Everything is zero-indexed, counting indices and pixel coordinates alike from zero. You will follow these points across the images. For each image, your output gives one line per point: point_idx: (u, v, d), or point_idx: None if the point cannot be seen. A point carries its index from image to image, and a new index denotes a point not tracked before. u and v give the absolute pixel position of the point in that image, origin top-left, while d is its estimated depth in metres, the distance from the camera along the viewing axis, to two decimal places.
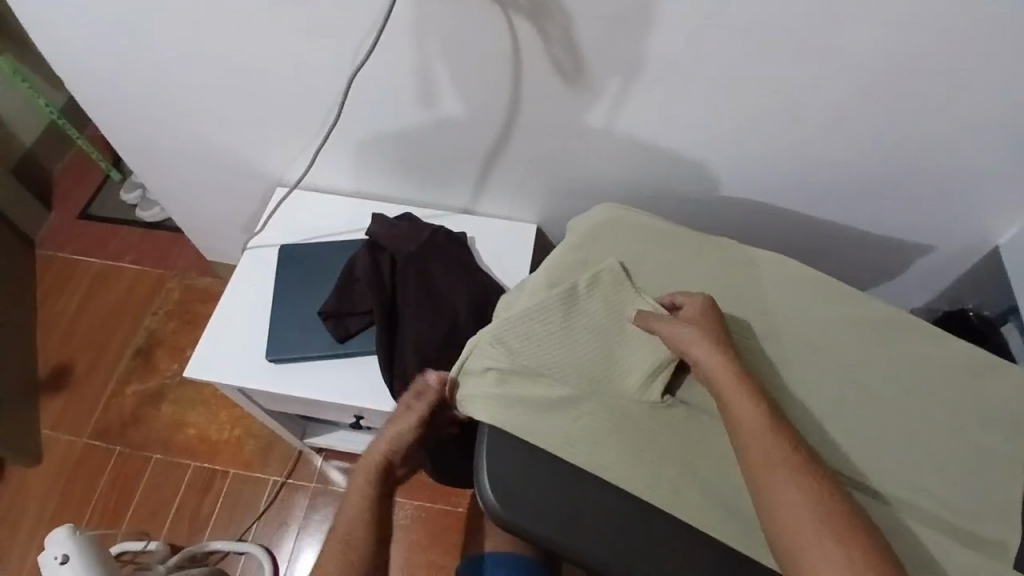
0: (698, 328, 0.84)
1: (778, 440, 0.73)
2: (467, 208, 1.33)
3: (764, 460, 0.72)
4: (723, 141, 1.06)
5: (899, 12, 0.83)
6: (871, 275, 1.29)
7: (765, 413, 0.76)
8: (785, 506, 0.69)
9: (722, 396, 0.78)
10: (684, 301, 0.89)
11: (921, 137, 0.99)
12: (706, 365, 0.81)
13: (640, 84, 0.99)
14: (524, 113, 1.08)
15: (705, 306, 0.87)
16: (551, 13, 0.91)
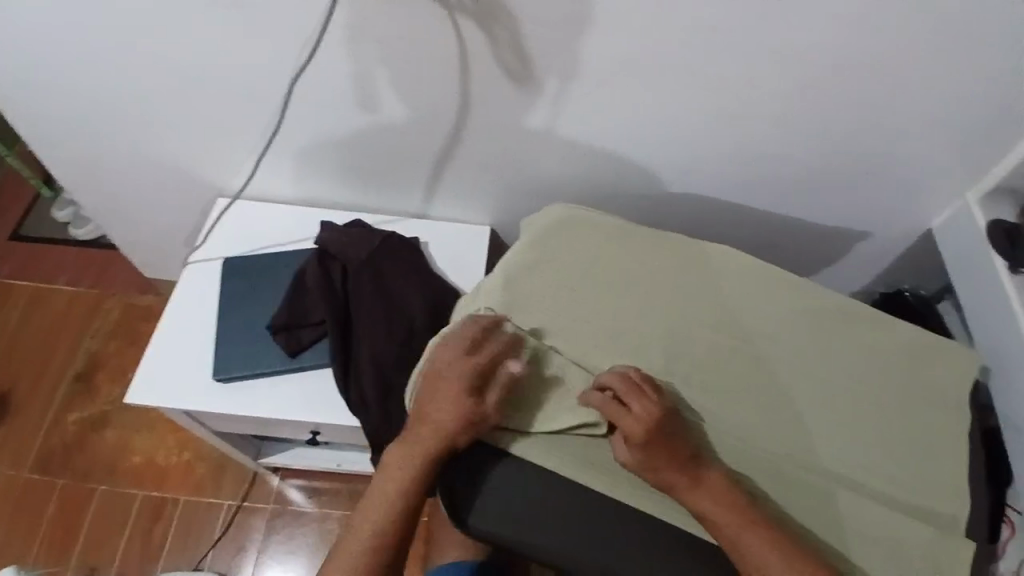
0: (643, 446, 0.79)
1: (747, 518, 0.77)
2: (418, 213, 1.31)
3: (734, 539, 0.76)
4: (670, 140, 1.08)
5: (833, 10, 0.86)
6: (816, 264, 1.33)
7: (726, 497, 0.78)
8: (759, 565, 0.74)
9: (683, 496, 0.78)
10: (620, 419, 0.80)
11: (857, 128, 1.02)
12: (656, 479, 0.79)
13: (589, 87, 1.00)
14: (473, 115, 1.07)
15: (644, 432, 0.79)
16: (497, 18, 0.90)
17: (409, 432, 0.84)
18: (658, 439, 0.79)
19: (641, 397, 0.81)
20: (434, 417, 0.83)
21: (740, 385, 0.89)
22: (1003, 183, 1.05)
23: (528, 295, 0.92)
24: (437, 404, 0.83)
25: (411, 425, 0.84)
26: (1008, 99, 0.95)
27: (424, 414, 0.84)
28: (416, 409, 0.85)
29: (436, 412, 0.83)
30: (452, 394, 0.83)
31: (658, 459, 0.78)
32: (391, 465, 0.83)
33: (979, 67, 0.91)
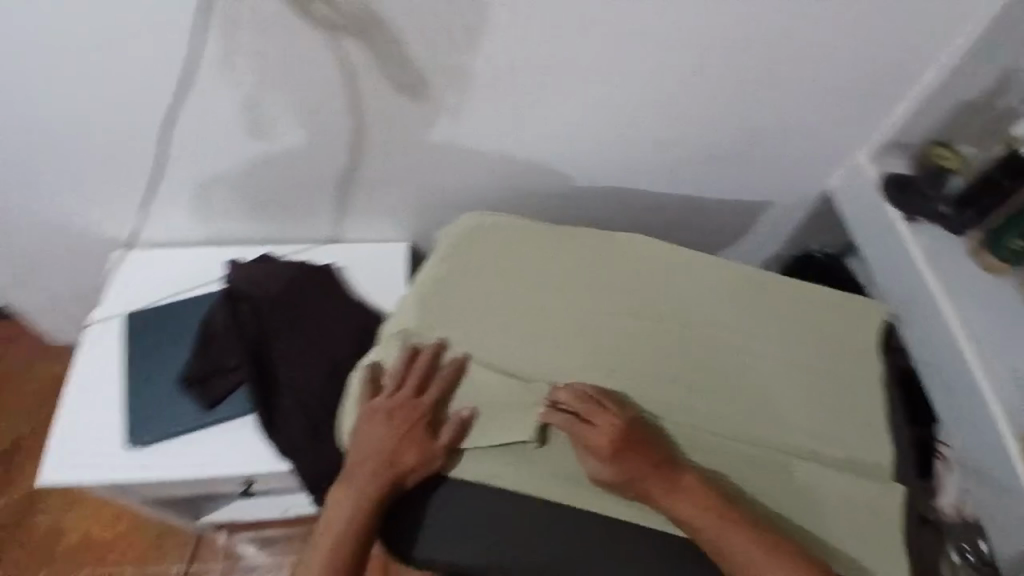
0: (611, 459, 0.80)
1: (726, 517, 0.78)
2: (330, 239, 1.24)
3: (716, 538, 0.78)
4: (572, 135, 1.07)
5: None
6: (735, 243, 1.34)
7: (703, 497, 0.79)
8: (743, 560, 0.76)
9: (656, 502, 0.80)
10: (584, 435, 0.81)
11: (752, 108, 1.03)
12: (630, 490, 0.81)
13: (483, 91, 0.98)
14: (370, 131, 1.03)
15: (609, 444, 0.80)
16: (374, 36, 0.86)
17: (360, 470, 0.83)
18: (626, 450, 0.80)
19: (603, 411, 0.82)
20: (388, 451, 0.83)
21: (664, 369, 0.89)
22: (889, 141, 1.08)
23: (444, 309, 0.92)
24: (388, 441, 0.84)
25: (360, 463, 0.84)
26: (884, 60, 0.98)
27: (375, 452, 0.84)
28: (365, 445, 0.85)
29: (388, 448, 0.83)
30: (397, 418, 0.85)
31: (628, 469, 0.80)
32: (344, 503, 0.83)
33: (853, 35, 0.93)
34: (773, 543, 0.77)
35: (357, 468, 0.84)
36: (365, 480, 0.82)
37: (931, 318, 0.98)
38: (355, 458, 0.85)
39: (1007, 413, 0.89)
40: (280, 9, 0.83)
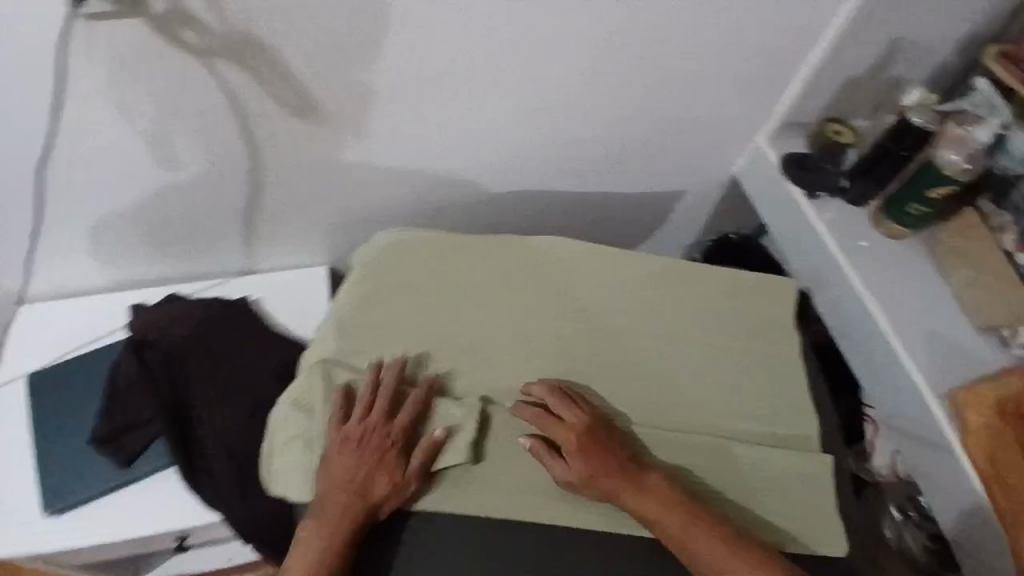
0: (576, 453, 0.81)
1: (690, 514, 0.79)
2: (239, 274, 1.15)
3: (681, 534, 0.78)
4: (480, 143, 1.05)
5: None
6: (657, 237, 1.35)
7: (669, 493, 0.80)
8: (704, 555, 0.77)
9: (618, 500, 0.80)
10: (552, 429, 0.82)
11: (654, 97, 1.03)
12: (596, 487, 0.80)
13: (380, 108, 0.94)
14: (266, 162, 0.97)
15: (574, 437, 0.81)
16: (255, 56, 0.82)
17: (335, 504, 0.76)
18: (592, 444, 0.81)
19: (569, 406, 0.83)
20: (363, 478, 0.78)
21: (587, 369, 0.90)
22: (787, 119, 1.08)
23: (363, 336, 0.88)
24: (365, 471, 0.78)
25: (334, 496, 0.77)
26: (777, 47, 0.98)
27: (351, 483, 0.77)
28: (337, 477, 0.78)
29: (366, 478, 0.78)
30: (374, 444, 0.79)
31: (593, 464, 0.80)
32: (319, 543, 0.75)
33: (745, 24, 0.94)
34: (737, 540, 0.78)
35: (331, 502, 0.77)
36: (343, 514, 0.76)
37: (844, 292, 1.00)
38: (326, 491, 0.77)
39: (927, 373, 0.93)
40: (145, 40, 0.77)
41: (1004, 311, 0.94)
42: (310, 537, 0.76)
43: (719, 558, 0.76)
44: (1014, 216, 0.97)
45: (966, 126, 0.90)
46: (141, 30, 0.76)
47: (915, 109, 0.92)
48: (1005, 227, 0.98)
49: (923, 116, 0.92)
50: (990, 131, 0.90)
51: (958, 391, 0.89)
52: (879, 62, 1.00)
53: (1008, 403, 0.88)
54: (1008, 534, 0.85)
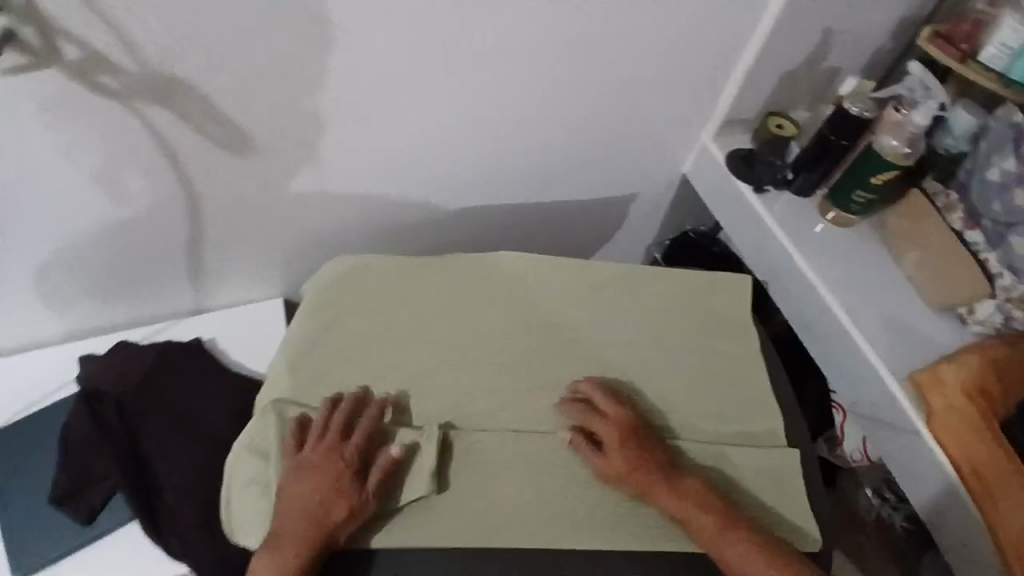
0: (619, 446, 0.83)
1: (718, 513, 0.80)
2: (186, 315, 1.11)
3: (710, 532, 0.79)
4: (424, 167, 1.03)
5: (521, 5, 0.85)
6: (617, 246, 1.33)
7: (703, 490, 0.81)
8: (729, 552, 0.78)
9: (650, 496, 0.81)
10: (595, 423, 0.85)
11: (597, 104, 1.03)
12: (630, 482, 0.82)
13: (315, 140, 0.92)
14: (204, 202, 0.94)
15: (616, 432, 0.83)
16: (179, 95, 0.80)
17: (288, 534, 0.74)
18: (634, 439, 0.83)
19: (613, 401, 0.86)
20: (316, 503, 0.75)
21: (546, 384, 0.89)
22: (728, 118, 1.09)
23: (314, 372, 0.85)
24: (318, 498, 0.75)
25: (288, 526, 0.74)
26: (713, 45, 0.98)
27: (305, 511, 0.74)
28: (291, 507, 0.75)
29: (319, 506, 0.75)
30: (326, 467, 0.76)
31: (632, 459, 0.82)
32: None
33: (677, 25, 0.94)
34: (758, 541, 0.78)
35: (285, 534, 0.74)
36: (296, 544, 0.73)
37: (799, 282, 1.01)
38: (280, 521, 0.75)
39: (887, 357, 0.93)
40: (62, 87, 0.74)
41: (958, 289, 0.95)
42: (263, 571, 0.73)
43: (746, 555, 0.77)
44: (959, 194, 0.98)
45: (903, 110, 0.92)
46: (56, 77, 0.73)
47: (851, 97, 0.95)
48: (952, 206, 0.98)
49: (858, 104, 0.94)
50: (928, 112, 0.91)
51: (919, 373, 0.90)
52: (813, 53, 1.01)
53: (971, 382, 0.89)
54: (983, 513, 0.86)
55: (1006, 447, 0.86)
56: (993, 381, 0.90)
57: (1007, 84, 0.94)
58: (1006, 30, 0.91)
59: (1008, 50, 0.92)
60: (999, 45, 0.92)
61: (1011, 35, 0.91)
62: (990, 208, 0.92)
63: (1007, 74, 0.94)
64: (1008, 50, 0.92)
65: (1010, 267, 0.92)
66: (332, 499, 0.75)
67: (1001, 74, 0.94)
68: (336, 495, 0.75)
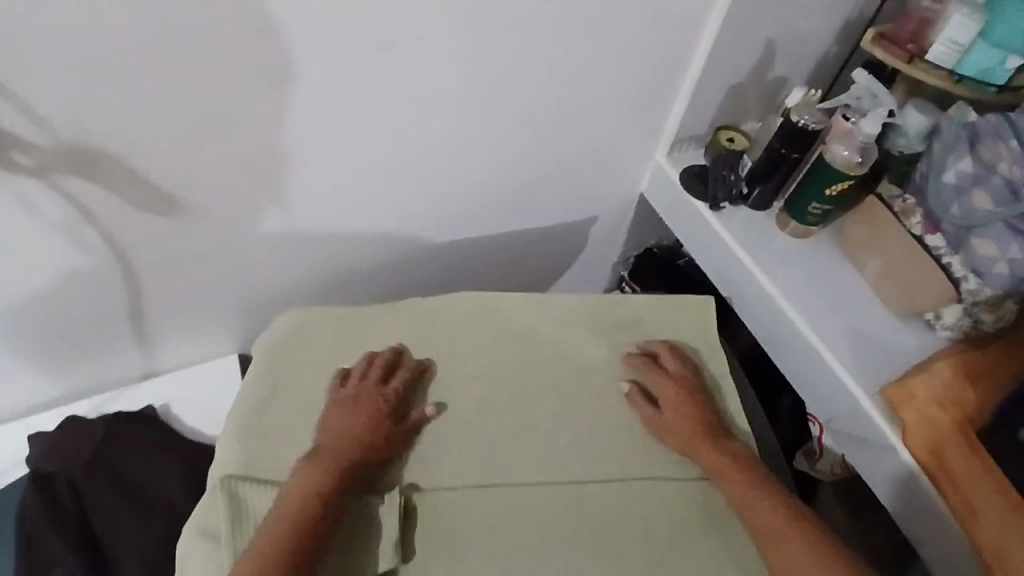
0: (675, 402, 0.89)
1: (757, 477, 0.83)
2: (138, 380, 1.07)
3: (742, 494, 0.81)
4: (369, 211, 0.99)
5: (455, 43, 0.82)
6: (579, 267, 1.30)
7: (746, 453, 0.86)
8: (757, 513, 0.80)
9: (694, 450, 0.86)
10: (657, 377, 0.90)
11: (546, 131, 1.00)
12: (681, 436, 0.87)
13: (251, 194, 0.88)
14: (138, 268, 0.89)
15: (674, 389, 0.90)
16: (96, 164, 0.75)
17: (324, 455, 0.78)
18: (689, 397, 0.89)
19: (677, 361, 0.92)
20: (340, 430, 0.80)
21: (512, 430, 0.87)
22: (679, 135, 1.07)
23: (265, 442, 0.81)
24: (360, 425, 0.81)
25: (325, 449, 0.78)
26: (659, 62, 0.95)
27: (344, 438, 0.79)
28: (327, 434, 0.80)
29: (356, 433, 0.80)
30: (353, 401, 0.83)
31: (682, 414, 0.88)
32: (303, 490, 0.75)
33: (619, 46, 0.91)
34: (789, 505, 0.81)
35: (320, 458, 0.77)
36: (329, 464, 0.77)
37: (763, 299, 0.99)
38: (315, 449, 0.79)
39: (856, 371, 0.92)
40: None
41: (923, 297, 0.94)
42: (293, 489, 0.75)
43: (783, 515, 0.79)
44: (917, 199, 0.96)
45: (852, 118, 0.91)
46: None
47: (797, 108, 0.95)
48: (910, 210, 0.96)
49: (805, 115, 0.94)
50: (877, 120, 0.90)
51: (888, 388, 0.89)
52: (758, 64, 0.99)
53: (942, 392, 0.87)
54: (966, 525, 0.83)
55: (983, 456, 0.84)
56: (966, 388, 0.87)
57: (958, 80, 0.92)
58: (953, 27, 0.88)
59: (957, 47, 0.89)
60: (948, 42, 0.89)
61: (958, 31, 0.88)
62: (948, 212, 0.90)
63: (957, 70, 0.91)
64: (957, 47, 0.89)
65: (973, 269, 0.90)
66: (350, 423, 0.81)
67: (952, 70, 0.92)
68: (352, 420, 0.81)
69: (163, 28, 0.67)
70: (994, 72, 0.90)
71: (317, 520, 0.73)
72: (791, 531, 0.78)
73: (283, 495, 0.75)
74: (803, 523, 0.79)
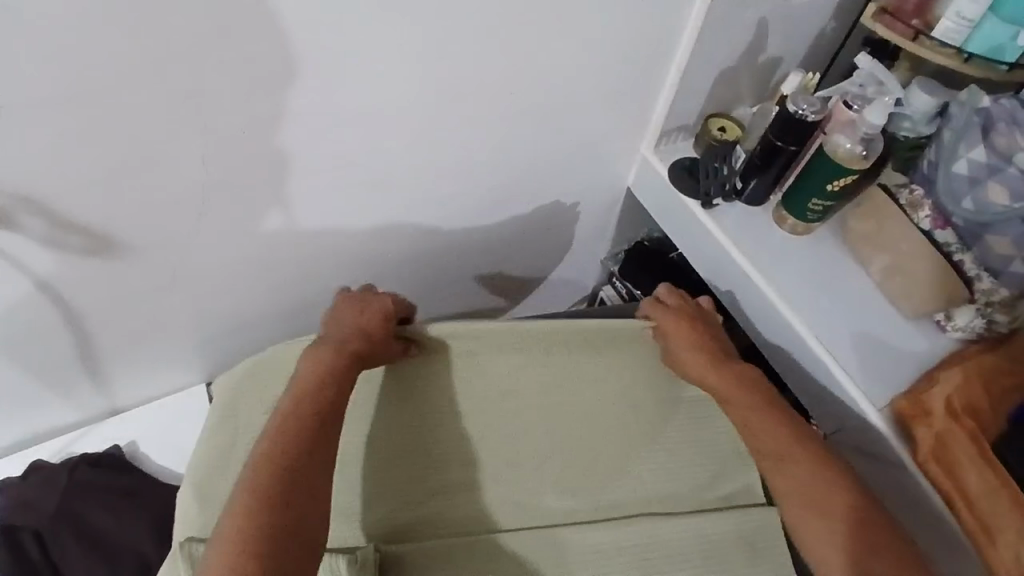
0: (683, 336, 0.88)
1: (764, 403, 0.84)
2: (108, 414, 1.03)
3: (749, 421, 0.83)
4: (331, 233, 0.91)
5: (410, 54, 0.73)
6: (566, 264, 1.23)
7: (755, 380, 0.86)
8: (762, 439, 0.82)
9: (700, 380, 0.86)
10: (660, 315, 0.90)
11: (523, 135, 0.92)
12: (690, 366, 0.87)
13: (199, 227, 0.81)
14: (84, 308, 0.83)
15: (683, 319, 0.90)
16: (13, 213, 0.68)
17: (327, 366, 0.76)
18: (695, 329, 0.89)
19: (681, 301, 0.92)
20: (350, 323, 0.80)
21: (501, 471, 0.82)
22: (666, 127, 0.98)
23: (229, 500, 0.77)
24: (361, 329, 0.80)
25: (326, 359, 0.76)
26: (639, 53, 0.87)
27: (349, 339, 0.78)
28: (331, 338, 0.79)
29: (361, 330, 0.80)
30: (358, 304, 0.83)
31: (688, 347, 0.88)
32: (307, 414, 0.73)
33: (593, 40, 0.82)
34: (792, 428, 0.82)
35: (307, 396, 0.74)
36: (331, 374, 0.75)
37: (759, 304, 0.93)
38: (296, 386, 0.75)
39: (862, 379, 0.86)
40: None
41: (933, 297, 0.87)
42: (265, 445, 0.71)
43: (785, 438, 0.81)
44: (924, 189, 0.88)
45: (855, 106, 0.84)
46: None
47: (794, 97, 0.86)
48: (916, 202, 0.88)
49: (803, 105, 0.85)
50: (882, 109, 0.82)
51: (900, 402, 0.83)
52: (750, 47, 0.91)
53: (955, 401, 0.80)
54: (977, 541, 0.77)
55: (998, 468, 0.77)
56: (981, 397, 0.80)
57: (967, 58, 0.83)
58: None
59: (966, 23, 0.80)
60: (955, 16, 0.80)
61: (968, 5, 0.79)
62: (960, 205, 0.83)
63: (966, 47, 0.83)
64: (965, 22, 0.80)
65: (987, 267, 0.85)
66: (354, 317, 0.81)
67: (960, 48, 0.83)
68: (356, 314, 0.81)
69: (69, 64, 0.59)
70: (1005, 49, 0.82)
71: (300, 477, 0.69)
72: (795, 454, 0.80)
73: (254, 456, 0.70)
74: (807, 446, 0.81)
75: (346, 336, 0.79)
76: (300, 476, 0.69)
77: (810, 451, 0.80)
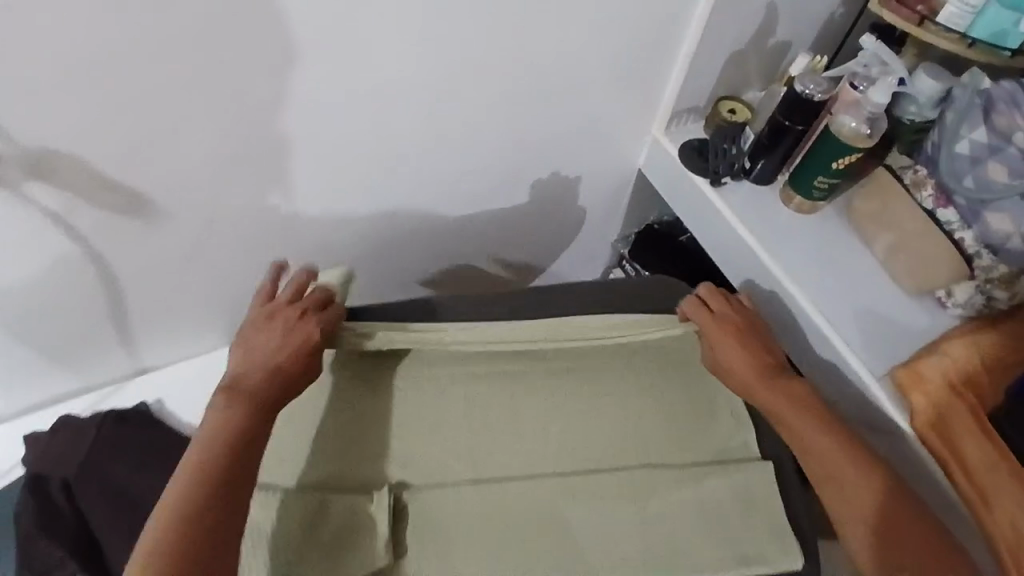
0: (728, 343, 0.88)
1: (806, 409, 0.84)
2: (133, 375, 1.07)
3: (796, 425, 0.83)
4: (353, 203, 0.95)
5: (435, 27, 0.77)
6: (576, 246, 1.26)
7: (800, 392, 0.85)
8: (813, 447, 0.81)
9: (752, 394, 0.86)
10: (705, 321, 0.90)
11: (540, 113, 0.95)
12: (735, 371, 0.87)
13: (230, 192, 0.85)
14: (118, 268, 0.87)
15: (728, 327, 0.89)
16: (60, 170, 0.72)
17: (247, 398, 0.74)
18: (739, 335, 0.89)
19: (727, 303, 0.91)
20: (268, 352, 0.77)
21: (515, 432, 0.85)
22: (677, 109, 1.02)
23: None
24: (283, 356, 0.77)
25: (242, 392, 0.74)
26: (653, 34, 0.90)
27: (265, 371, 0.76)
28: (247, 370, 0.76)
29: (282, 359, 0.77)
30: (281, 325, 0.79)
31: (732, 355, 0.87)
32: (234, 433, 0.72)
33: (610, 19, 0.85)
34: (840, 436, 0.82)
35: (225, 418, 0.72)
36: (254, 407, 0.73)
37: (764, 280, 0.96)
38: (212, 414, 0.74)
39: (863, 352, 0.89)
40: None
41: (935, 273, 0.90)
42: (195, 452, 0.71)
43: (830, 446, 0.81)
44: (928, 169, 0.91)
45: (860, 85, 0.86)
46: None
47: (801, 77, 0.89)
48: (921, 182, 0.91)
49: (810, 85, 0.88)
50: (886, 89, 0.85)
51: (898, 371, 0.85)
52: (759, 32, 0.94)
53: (954, 375, 0.83)
54: (978, 507, 0.78)
55: (995, 440, 0.80)
56: (979, 371, 0.83)
57: (971, 43, 0.87)
58: None
59: (969, 8, 0.83)
60: (959, 3, 0.83)
61: None
62: (961, 183, 0.86)
63: (969, 33, 0.86)
64: (969, 8, 0.83)
65: (987, 245, 0.86)
66: (271, 345, 0.77)
67: (964, 34, 0.86)
68: (273, 341, 0.78)
69: (121, 25, 0.63)
70: (1008, 35, 0.85)
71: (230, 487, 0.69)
72: (843, 457, 0.80)
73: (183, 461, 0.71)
74: (851, 451, 0.80)
75: (262, 369, 0.76)
76: (229, 487, 0.69)
77: (857, 458, 0.80)
